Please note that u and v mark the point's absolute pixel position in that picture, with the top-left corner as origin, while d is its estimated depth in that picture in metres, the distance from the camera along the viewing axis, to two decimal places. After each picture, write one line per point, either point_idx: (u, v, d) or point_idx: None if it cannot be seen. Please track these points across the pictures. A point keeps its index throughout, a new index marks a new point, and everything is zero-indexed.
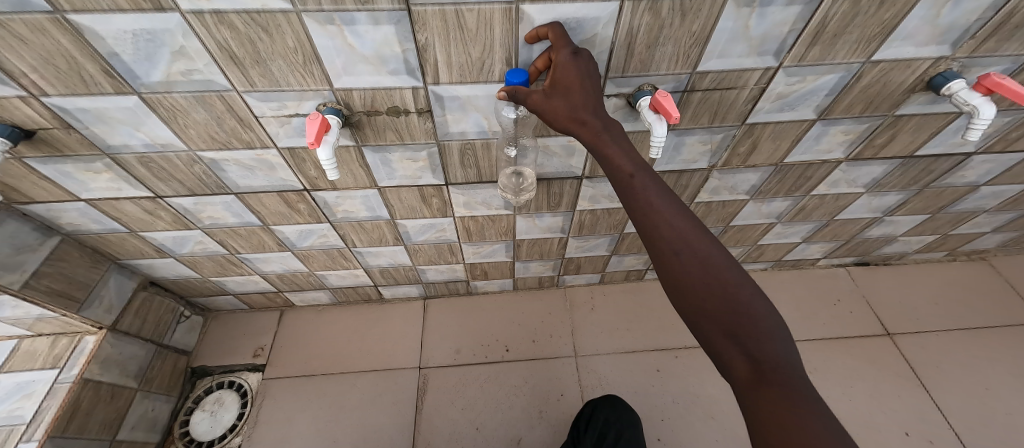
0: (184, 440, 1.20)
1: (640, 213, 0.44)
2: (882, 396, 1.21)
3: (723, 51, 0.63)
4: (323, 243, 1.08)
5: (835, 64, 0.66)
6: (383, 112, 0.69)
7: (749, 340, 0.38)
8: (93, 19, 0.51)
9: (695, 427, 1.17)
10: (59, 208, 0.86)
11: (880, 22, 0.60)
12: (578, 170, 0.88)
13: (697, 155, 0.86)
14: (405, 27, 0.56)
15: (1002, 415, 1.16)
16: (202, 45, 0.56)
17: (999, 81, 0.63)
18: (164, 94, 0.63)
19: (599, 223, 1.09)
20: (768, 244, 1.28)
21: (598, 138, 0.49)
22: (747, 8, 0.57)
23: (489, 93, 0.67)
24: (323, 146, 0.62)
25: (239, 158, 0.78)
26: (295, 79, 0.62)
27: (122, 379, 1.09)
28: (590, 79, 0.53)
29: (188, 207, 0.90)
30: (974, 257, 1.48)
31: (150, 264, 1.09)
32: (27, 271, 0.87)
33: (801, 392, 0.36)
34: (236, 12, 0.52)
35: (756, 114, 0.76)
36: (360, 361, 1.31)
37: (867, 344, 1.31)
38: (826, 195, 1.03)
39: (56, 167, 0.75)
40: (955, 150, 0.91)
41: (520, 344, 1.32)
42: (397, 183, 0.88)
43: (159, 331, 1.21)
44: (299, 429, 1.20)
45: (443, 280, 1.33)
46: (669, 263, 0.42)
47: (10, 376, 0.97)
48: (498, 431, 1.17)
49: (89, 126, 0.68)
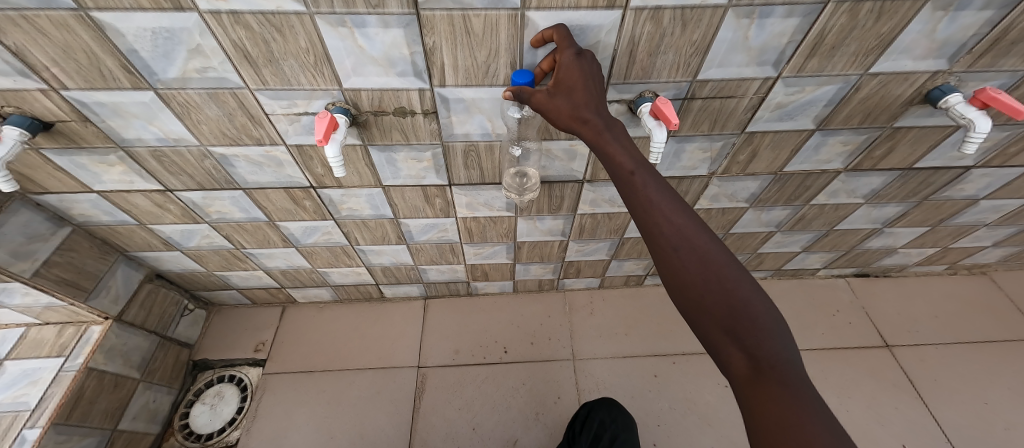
0: (184, 432, 1.21)
1: (640, 210, 0.45)
2: (879, 408, 1.21)
3: (722, 61, 0.64)
4: (327, 240, 1.10)
5: (834, 75, 0.68)
6: (390, 112, 0.71)
7: (747, 338, 0.39)
8: (115, 17, 0.53)
9: (690, 432, 1.17)
10: (71, 199, 0.88)
11: (877, 36, 0.62)
12: (579, 174, 0.89)
13: (696, 162, 0.87)
14: (414, 30, 0.57)
15: (1000, 429, 1.16)
16: (217, 44, 0.58)
17: (995, 95, 0.63)
18: (178, 90, 0.65)
19: (599, 227, 1.10)
20: (768, 252, 1.29)
21: (599, 137, 0.50)
22: (747, 20, 0.58)
23: (494, 96, 0.69)
24: (330, 143, 0.64)
25: (250, 154, 0.79)
26: (306, 79, 0.64)
27: (125, 369, 1.10)
28: (593, 78, 0.54)
29: (197, 201, 0.92)
30: (974, 271, 1.48)
31: (158, 257, 1.11)
32: (37, 259, 0.89)
33: (798, 389, 0.37)
34: (252, 13, 0.54)
35: (755, 122, 0.77)
36: (359, 359, 1.32)
37: (866, 355, 1.31)
38: (825, 205, 1.04)
39: (72, 159, 0.78)
40: (954, 163, 0.91)
41: (518, 346, 1.33)
42: (401, 183, 0.90)
43: (163, 323, 1.23)
44: (297, 424, 1.21)
45: (444, 281, 1.35)
46: (669, 259, 0.43)
47: (17, 363, 0.99)
48: (495, 432, 1.18)
49: (106, 120, 0.70)
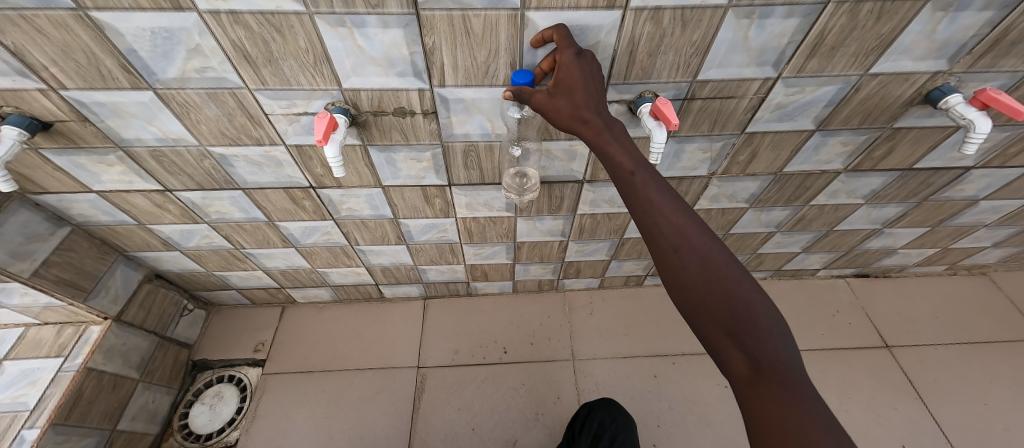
0: (183, 433, 1.21)
1: (641, 210, 0.45)
2: (879, 408, 1.21)
3: (722, 61, 0.64)
4: (326, 241, 1.09)
5: (834, 75, 0.68)
6: (389, 112, 0.71)
7: (747, 339, 0.39)
8: (114, 17, 0.53)
9: (690, 433, 1.17)
10: (70, 199, 0.87)
11: (877, 36, 0.61)
12: (579, 174, 0.89)
13: (696, 162, 0.87)
14: (414, 30, 0.57)
15: (1000, 430, 1.16)
16: (216, 43, 0.58)
17: (995, 96, 0.63)
18: (177, 90, 0.64)
19: (599, 227, 1.10)
20: (768, 253, 1.29)
21: (599, 137, 0.50)
22: (747, 20, 0.58)
23: (494, 96, 0.69)
24: (330, 143, 0.64)
25: (249, 154, 0.79)
26: (305, 78, 0.64)
27: (125, 369, 1.10)
28: (593, 78, 0.54)
29: (196, 201, 0.92)
30: (974, 271, 1.48)
31: (157, 257, 1.11)
32: (36, 260, 0.89)
33: (799, 389, 0.36)
34: (251, 13, 0.54)
35: (755, 122, 0.77)
36: (359, 359, 1.32)
37: (865, 356, 1.31)
38: (825, 205, 1.04)
39: (71, 159, 0.77)
40: (954, 164, 0.91)
41: (518, 346, 1.33)
42: (401, 183, 0.89)
43: (162, 323, 1.23)
44: (297, 424, 1.21)
45: (443, 281, 1.34)
46: (669, 260, 0.43)
47: (16, 363, 0.99)
48: (494, 432, 1.18)
49: (105, 120, 0.70)
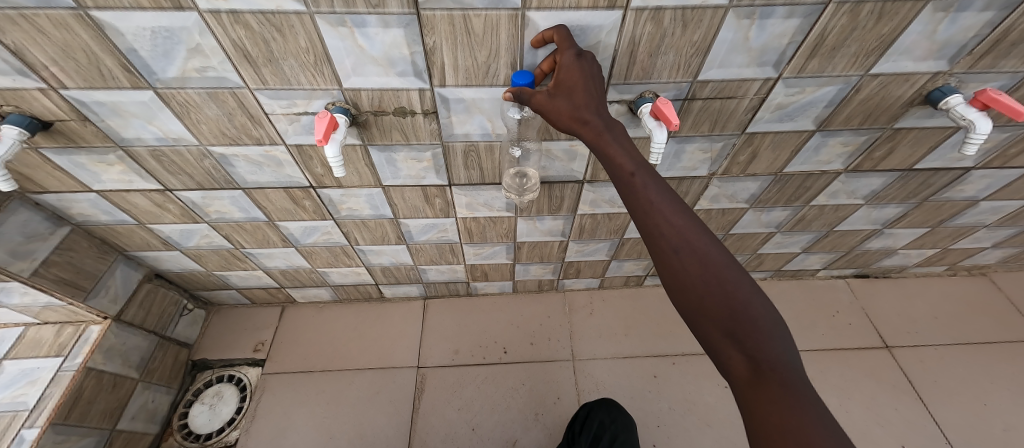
0: (183, 432, 1.21)
1: (640, 211, 0.45)
2: (879, 409, 1.21)
3: (723, 61, 0.64)
4: (326, 240, 1.09)
5: (835, 76, 0.68)
6: (389, 112, 0.71)
7: (747, 340, 0.39)
8: (115, 16, 0.53)
9: (690, 433, 1.17)
10: (70, 199, 0.87)
11: (878, 37, 0.61)
12: (579, 174, 0.89)
13: (697, 162, 0.87)
14: (414, 30, 0.57)
15: (999, 431, 1.16)
16: (217, 43, 0.58)
17: (995, 97, 0.63)
18: (177, 89, 0.64)
19: (599, 227, 1.10)
20: (768, 253, 1.29)
21: (599, 138, 0.50)
22: (748, 20, 0.58)
23: (494, 96, 0.69)
24: (330, 143, 0.64)
25: (249, 154, 0.79)
26: (306, 78, 0.64)
27: (124, 369, 1.10)
28: (593, 79, 0.54)
29: (196, 201, 0.91)
30: (974, 272, 1.48)
31: (157, 256, 1.11)
32: (36, 259, 0.89)
33: (799, 391, 0.36)
34: (252, 12, 0.54)
35: (756, 123, 0.77)
36: (358, 359, 1.32)
37: (865, 356, 1.31)
38: (825, 205, 1.04)
39: (71, 158, 0.77)
40: (953, 164, 0.91)
41: (518, 346, 1.33)
42: (401, 183, 0.89)
43: (162, 322, 1.23)
44: (296, 424, 1.21)
45: (443, 281, 1.34)
46: (669, 261, 0.43)
47: (16, 362, 0.99)
48: (494, 432, 1.18)
49: (105, 119, 0.70)
